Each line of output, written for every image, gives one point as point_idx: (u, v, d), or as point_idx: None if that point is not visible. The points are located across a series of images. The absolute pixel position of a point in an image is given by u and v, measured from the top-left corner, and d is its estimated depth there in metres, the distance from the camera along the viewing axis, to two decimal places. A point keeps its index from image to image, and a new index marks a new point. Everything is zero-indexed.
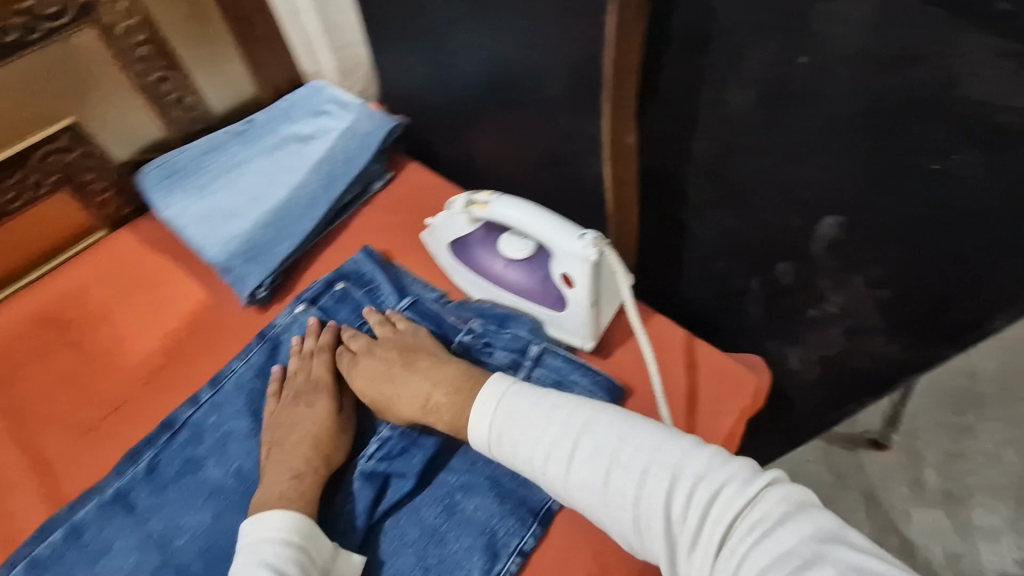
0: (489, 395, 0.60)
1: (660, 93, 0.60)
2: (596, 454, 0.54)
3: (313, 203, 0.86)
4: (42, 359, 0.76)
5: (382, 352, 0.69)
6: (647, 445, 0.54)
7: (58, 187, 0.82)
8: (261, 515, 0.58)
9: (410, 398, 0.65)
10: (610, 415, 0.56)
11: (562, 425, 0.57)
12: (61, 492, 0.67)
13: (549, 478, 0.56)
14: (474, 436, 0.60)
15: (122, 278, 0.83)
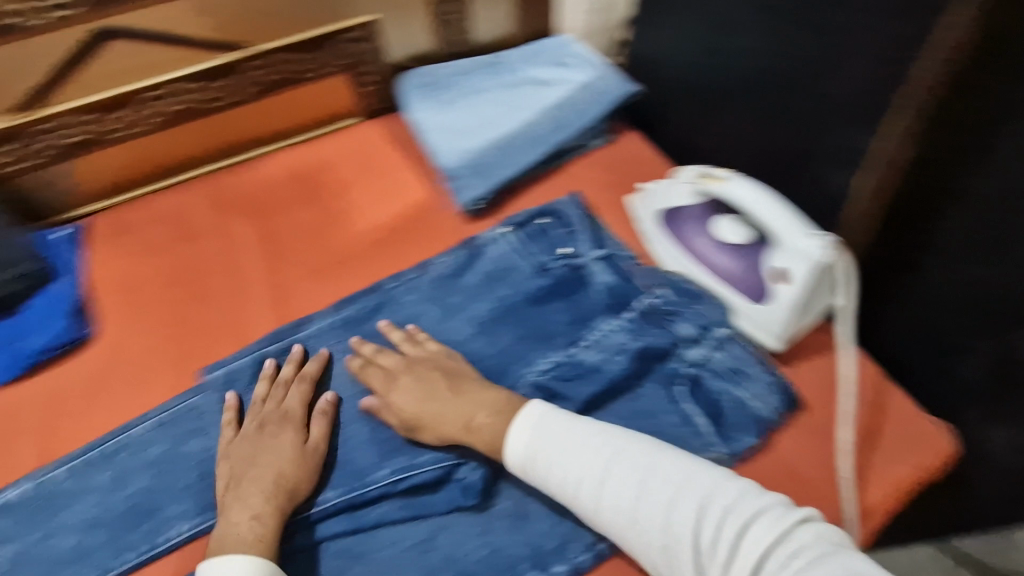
0: (525, 418, 0.61)
1: (955, 116, 0.59)
2: (628, 480, 0.55)
3: (539, 140, 0.93)
4: (294, 206, 0.90)
5: (417, 373, 0.68)
6: (679, 473, 0.54)
7: (342, 70, 0.95)
8: (224, 560, 0.54)
9: (454, 417, 0.64)
10: (642, 442, 0.58)
11: (597, 449, 0.58)
12: (286, 312, 0.80)
13: (581, 502, 0.57)
14: (509, 460, 0.60)
15: (364, 160, 0.96)
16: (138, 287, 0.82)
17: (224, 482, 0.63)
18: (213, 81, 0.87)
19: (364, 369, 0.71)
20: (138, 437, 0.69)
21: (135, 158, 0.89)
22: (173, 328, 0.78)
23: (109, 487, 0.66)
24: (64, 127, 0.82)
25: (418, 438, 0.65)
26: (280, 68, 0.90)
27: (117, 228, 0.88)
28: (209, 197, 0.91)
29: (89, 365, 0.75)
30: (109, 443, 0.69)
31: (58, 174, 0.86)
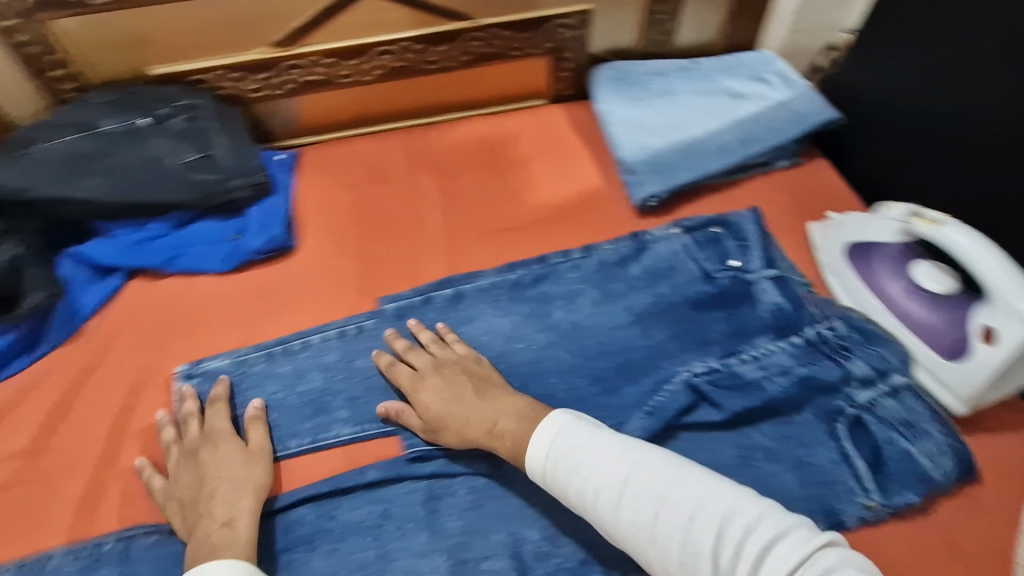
0: (547, 424, 0.59)
1: None
2: (648, 494, 0.53)
3: (725, 150, 0.92)
4: (475, 171, 0.96)
5: (445, 376, 0.69)
6: (701, 488, 0.52)
7: (545, 53, 1.01)
8: (197, 568, 0.53)
9: (477, 422, 0.64)
10: (661, 454, 0.56)
11: (617, 459, 0.56)
12: (456, 263, 0.86)
13: (598, 513, 0.55)
14: (530, 464, 0.59)
15: (546, 140, 1.00)
16: (334, 214, 0.92)
17: (179, 515, 0.62)
18: (437, 45, 0.95)
19: (393, 366, 0.72)
20: (320, 343, 0.77)
21: (351, 102, 1.00)
22: (358, 257, 0.87)
23: (287, 379, 0.74)
24: (310, 65, 0.94)
25: (440, 439, 0.66)
26: (495, 42, 0.97)
27: (322, 161, 0.99)
28: (404, 148, 1.00)
29: (288, 272, 0.86)
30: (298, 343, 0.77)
31: (291, 105, 0.98)
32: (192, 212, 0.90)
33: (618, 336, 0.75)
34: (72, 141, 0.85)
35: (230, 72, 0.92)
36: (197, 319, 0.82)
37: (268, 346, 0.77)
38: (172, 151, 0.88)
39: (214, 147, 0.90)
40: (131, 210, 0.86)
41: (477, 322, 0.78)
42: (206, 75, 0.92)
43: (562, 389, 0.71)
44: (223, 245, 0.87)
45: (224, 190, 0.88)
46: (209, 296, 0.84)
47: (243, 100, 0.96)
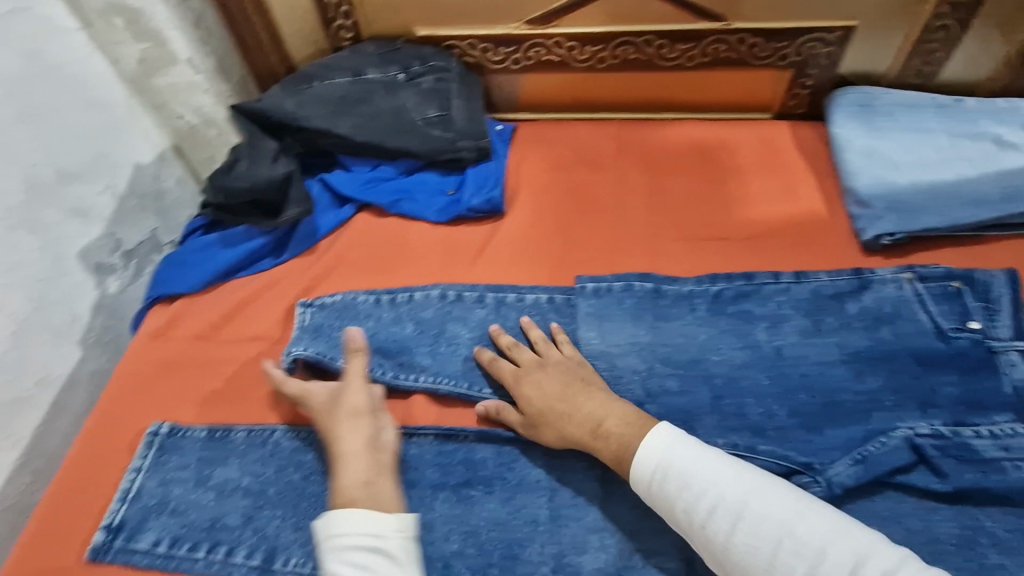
0: (658, 435, 0.60)
1: None
2: (767, 522, 0.53)
3: (982, 203, 0.83)
4: (688, 174, 0.95)
5: (551, 373, 0.69)
6: (828, 526, 0.51)
7: (787, 67, 0.97)
8: (333, 517, 0.58)
9: (581, 420, 0.65)
10: (778, 484, 0.55)
11: (732, 482, 0.56)
12: (659, 262, 0.85)
13: (708, 534, 0.55)
14: (636, 474, 0.60)
15: (769, 156, 0.96)
16: (545, 190, 0.95)
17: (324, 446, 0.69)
18: (678, 44, 0.96)
19: (494, 360, 0.72)
20: (421, 299, 0.80)
21: (578, 86, 1.04)
22: (561, 235, 0.89)
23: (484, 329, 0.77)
24: (553, 46, 0.98)
25: (539, 435, 0.66)
26: (738, 49, 0.95)
27: (537, 137, 1.03)
28: (619, 139, 1.01)
29: (496, 234, 0.91)
30: (408, 295, 0.81)
31: (523, 81, 1.04)
32: (420, 163, 0.98)
33: (825, 373, 0.71)
34: (344, 84, 0.97)
35: (481, 41, 0.99)
36: (411, 259, 0.89)
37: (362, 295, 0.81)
38: (417, 105, 0.97)
39: (451, 108, 0.98)
40: (373, 151, 0.96)
41: (674, 323, 0.77)
42: (459, 42, 1.00)
43: (758, 412, 0.69)
44: (441, 198, 0.95)
45: (453, 148, 0.96)
46: (424, 240, 0.91)
47: (482, 70, 1.04)
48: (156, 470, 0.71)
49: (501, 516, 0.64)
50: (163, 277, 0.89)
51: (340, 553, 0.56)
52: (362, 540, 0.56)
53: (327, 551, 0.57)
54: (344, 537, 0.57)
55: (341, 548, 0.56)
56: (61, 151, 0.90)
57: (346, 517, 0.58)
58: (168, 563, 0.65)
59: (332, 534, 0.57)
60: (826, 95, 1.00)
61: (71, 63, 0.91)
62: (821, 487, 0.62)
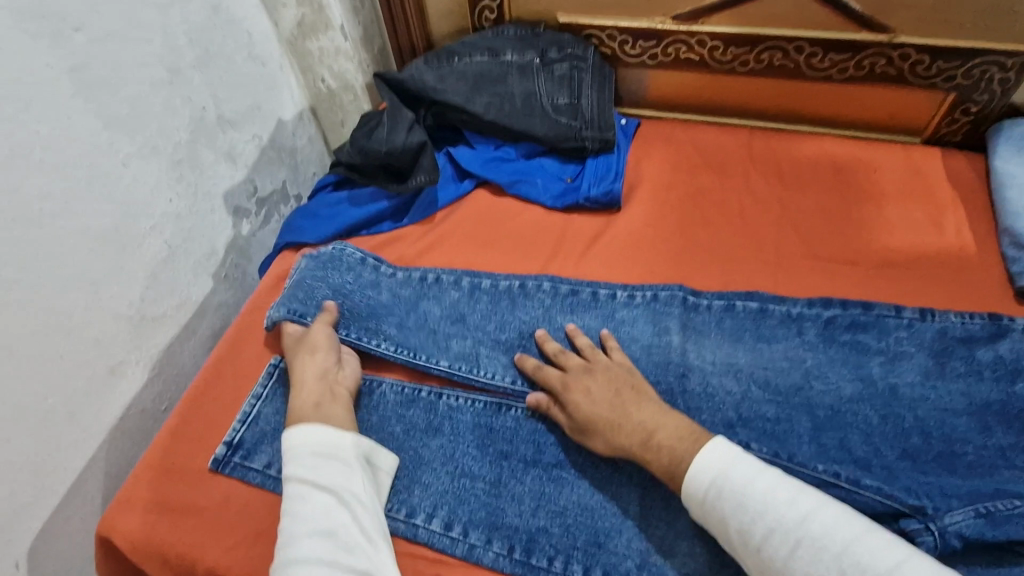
0: (713, 449, 0.59)
1: None
2: (829, 550, 0.50)
3: None
4: (821, 192, 0.90)
5: (599, 380, 0.68)
6: (895, 557, 0.48)
7: (950, 89, 0.90)
8: (290, 432, 0.66)
9: (630, 432, 0.63)
10: (837, 511, 0.53)
11: (790, 505, 0.54)
12: (779, 281, 0.81)
13: (763, 558, 0.53)
14: (688, 488, 0.58)
15: (915, 183, 0.89)
16: (666, 188, 0.94)
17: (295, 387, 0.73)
18: (830, 53, 0.91)
19: (540, 368, 0.72)
20: (532, 290, 0.83)
21: (714, 88, 1.01)
22: (677, 236, 0.88)
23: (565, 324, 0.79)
24: (696, 44, 0.96)
25: (586, 441, 0.66)
26: (897, 65, 0.89)
27: (662, 137, 1.02)
28: (749, 147, 0.98)
29: (610, 227, 0.90)
30: (499, 283, 0.84)
31: (656, 77, 1.03)
32: (541, 148, 1.00)
33: (945, 420, 0.66)
34: (481, 63, 0.99)
35: (621, 34, 0.99)
36: (521, 238, 0.91)
37: (399, 269, 0.87)
38: (548, 90, 0.99)
39: (581, 97, 0.98)
40: (499, 130, 0.98)
41: (778, 345, 0.74)
42: (599, 32, 1.00)
43: (864, 449, 0.65)
44: (559, 184, 0.96)
45: (577, 137, 0.96)
46: (538, 223, 0.93)
47: (617, 62, 1.03)
48: (274, 399, 0.77)
49: (590, 503, 0.65)
50: (297, 225, 0.95)
51: (303, 457, 0.64)
52: (322, 448, 0.64)
53: (288, 458, 0.64)
54: (304, 446, 0.64)
55: (299, 455, 0.64)
56: (223, 98, 0.97)
57: (313, 428, 0.65)
58: (277, 485, 0.70)
59: (297, 443, 0.65)
60: (992, 124, 0.91)
61: (245, 20, 0.99)
62: (933, 536, 0.56)
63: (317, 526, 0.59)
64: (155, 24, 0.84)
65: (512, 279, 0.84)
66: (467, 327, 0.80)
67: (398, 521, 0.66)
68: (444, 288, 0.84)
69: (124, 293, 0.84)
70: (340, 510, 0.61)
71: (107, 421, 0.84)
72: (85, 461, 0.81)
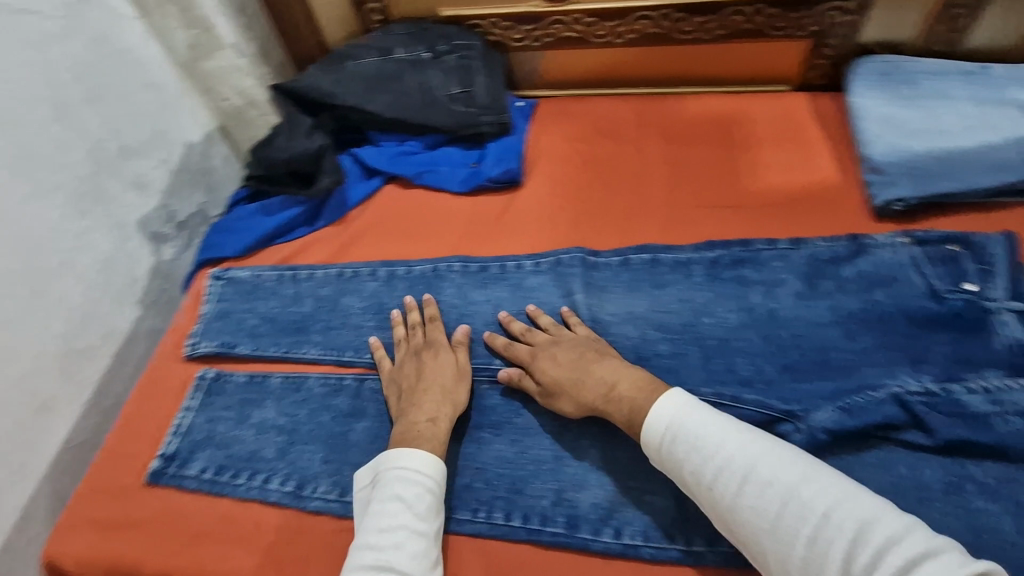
0: (669, 399, 0.62)
1: None
2: (773, 485, 0.54)
3: (1001, 166, 0.81)
4: (703, 146, 0.97)
5: (564, 348, 0.72)
6: (835, 491, 0.52)
7: (806, 37, 0.97)
8: (419, 454, 0.64)
9: (594, 385, 0.67)
10: (788, 448, 0.57)
11: (741, 446, 0.57)
12: (670, 232, 0.87)
13: (715, 495, 0.57)
14: (646, 434, 0.62)
15: (784, 127, 0.97)
16: (560, 161, 0.99)
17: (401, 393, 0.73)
18: (694, 16, 0.97)
19: (510, 345, 0.76)
20: (443, 271, 0.87)
21: (598, 62, 1.07)
22: (576, 203, 0.93)
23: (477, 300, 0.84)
24: (572, 22, 1.02)
25: (555, 404, 0.70)
26: (754, 20, 0.96)
27: (556, 113, 1.07)
28: (636, 112, 1.04)
29: (514, 203, 0.95)
30: (413, 269, 0.88)
31: (543, 58, 1.08)
32: (445, 137, 1.04)
33: (816, 333, 0.73)
34: (374, 63, 1.03)
35: (503, 20, 1.04)
36: (432, 225, 0.95)
37: (317, 271, 0.90)
38: (442, 82, 1.03)
39: (474, 85, 1.02)
40: (402, 126, 1.02)
41: (670, 289, 0.81)
42: (482, 21, 1.05)
43: (747, 368, 0.72)
44: (464, 169, 1.00)
45: (475, 123, 1.01)
46: (446, 210, 0.97)
47: (505, 48, 1.08)
48: (204, 409, 0.79)
49: (507, 455, 0.70)
50: (213, 241, 0.97)
51: (419, 487, 0.62)
52: (438, 486, 0.64)
53: (404, 481, 0.63)
54: (426, 478, 0.63)
55: (414, 481, 0.62)
56: (125, 129, 0.99)
57: (437, 464, 0.64)
58: (213, 487, 0.73)
59: (417, 469, 0.63)
60: (846, 64, 0.99)
61: (134, 49, 1.01)
62: (802, 432, 0.64)
63: (413, 564, 0.58)
64: (35, 64, 0.85)
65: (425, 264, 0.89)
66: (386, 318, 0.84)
67: (331, 502, 0.70)
68: (362, 280, 0.88)
69: (45, 331, 0.85)
70: (429, 555, 0.60)
71: (44, 458, 0.85)
72: (25, 499, 0.83)
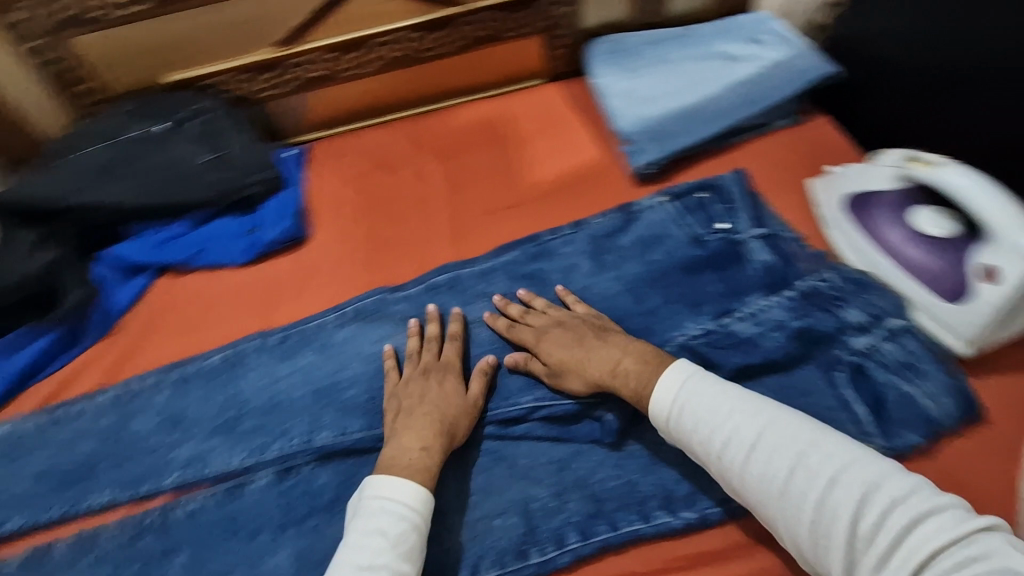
0: (674, 373, 0.61)
1: None
2: (783, 451, 0.54)
3: (722, 113, 0.92)
4: (479, 153, 0.98)
5: (564, 331, 0.71)
6: (842, 451, 0.53)
7: (538, 32, 1.02)
8: (400, 482, 0.58)
9: (600, 360, 0.66)
10: (795, 415, 0.57)
11: (750, 415, 0.57)
12: (465, 247, 0.88)
13: (723, 464, 0.56)
14: (654, 407, 0.61)
15: (545, 119, 1.02)
16: (343, 203, 0.95)
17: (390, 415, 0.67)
18: (432, 32, 0.98)
19: (512, 328, 0.75)
20: (240, 356, 0.79)
21: (357, 91, 1.02)
22: (369, 242, 0.90)
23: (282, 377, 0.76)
24: (314, 61, 0.98)
25: (562, 384, 0.68)
26: (487, 25, 1.00)
27: (330, 154, 1.02)
28: (409, 135, 1.02)
29: (305, 260, 0.89)
30: (205, 364, 0.79)
31: (299, 101, 1.02)
32: (213, 210, 0.93)
33: (613, 306, 0.77)
34: (102, 150, 0.91)
35: (239, 73, 0.97)
36: (221, 308, 0.86)
37: (87, 402, 0.77)
38: (191, 152, 0.93)
39: (228, 147, 0.94)
40: (158, 211, 0.91)
41: (479, 303, 0.80)
42: (217, 79, 0.97)
43: None
44: (241, 239, 0.91)
45: (242, 186, 0.93)
46: (230, 288, 0.88)
47: (253, 101, 1.01)
48: None
49: None
50: None
51: (402, 521, 0.56)
52: (421, 520, 0.57)
53: (385, 515, 0.56)
54: (407, 510, 0.57)
55: (395, 516, 0.56)
56: None
57: (420, 492, 0.58)
58: None
59: (398, 500, 0.57)
60: (581, 49, 1.06)
61: None
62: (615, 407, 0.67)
63: None
64: None
65: (219, 356, 0.79)
66: (185, 431, 0.74)
67: None
68: (146, 395, 0.77)
69: None
70: None
71: None
72: None
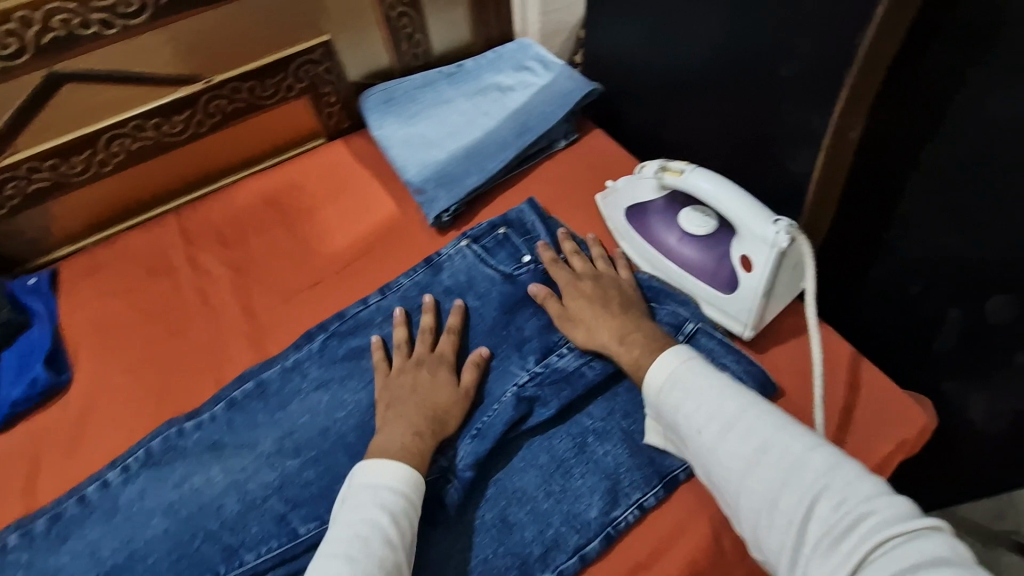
0: (672, 354, 0.63)
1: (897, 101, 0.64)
2: (760, 434, 0.55)
3: (504, 145, 0.92)
4: (265, 234, 0.89)
5: (594, 287, 0.73)
6: (811, 441, 0.54)
7: (301, 93, 0.96)
8: (385, 464, 0.58)
9: (615, 326, 0.69)
10: (776, 407, 0.58)
11: (734, 398, 0.58)
12: (265, 344, 0.79)
13: (699, 439, 0.58)
14: (648, 380, 0.63)
15: (331, 182, 0.95)
16: (109, 327, 0.81)
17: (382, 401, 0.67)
18: (172, 116, 0.87)
19: (552, 267, 0.77)
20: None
21: (99, 193, 0.88)
22: (150, 366, 0.77)
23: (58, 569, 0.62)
24: (30, 172, 0.82)
25: (569, 331, 0.71)
26: (240, 97, 0.90)
27: (85, 271, 0.87)
28: (180, 229, 0.90)
29: (70, 409, 0.75)
30: None
31: (28, 219, 0.85)
32: None
33: None
34: None
35: None
36: None
37: None
38: None
39: None
40: None
41: (293, 405, 0.71)
42: None
43: None
44: None
45: None
46: None
47: None
48: None
49: None
50: None
51: (387, 503, 0.56)
52: (407, 500, 0.57)
53: (373, 496, 0.56)
54: (392, 492, 0.57)
55: (383, 498, 0.56)
56: None
57: (404, 471, 0.58)
58: None
59: (383, 483, 0.57)
60: (355, 102, 1.01)
61: None
62: (454, 484, 0.63)
63: None
64: None
65: None
66: None
67: None
68: None
69: None
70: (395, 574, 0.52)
71: None
72: None
